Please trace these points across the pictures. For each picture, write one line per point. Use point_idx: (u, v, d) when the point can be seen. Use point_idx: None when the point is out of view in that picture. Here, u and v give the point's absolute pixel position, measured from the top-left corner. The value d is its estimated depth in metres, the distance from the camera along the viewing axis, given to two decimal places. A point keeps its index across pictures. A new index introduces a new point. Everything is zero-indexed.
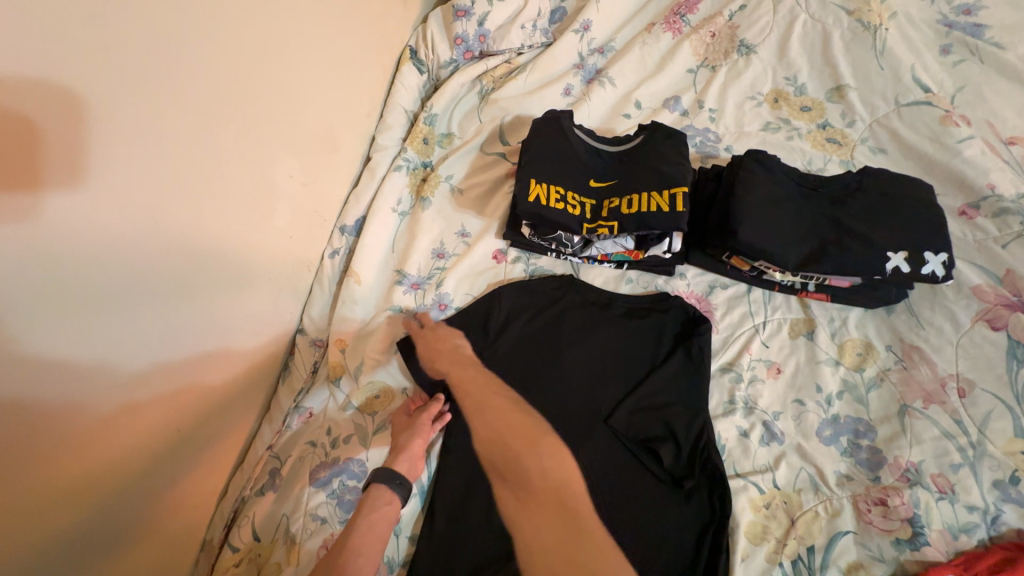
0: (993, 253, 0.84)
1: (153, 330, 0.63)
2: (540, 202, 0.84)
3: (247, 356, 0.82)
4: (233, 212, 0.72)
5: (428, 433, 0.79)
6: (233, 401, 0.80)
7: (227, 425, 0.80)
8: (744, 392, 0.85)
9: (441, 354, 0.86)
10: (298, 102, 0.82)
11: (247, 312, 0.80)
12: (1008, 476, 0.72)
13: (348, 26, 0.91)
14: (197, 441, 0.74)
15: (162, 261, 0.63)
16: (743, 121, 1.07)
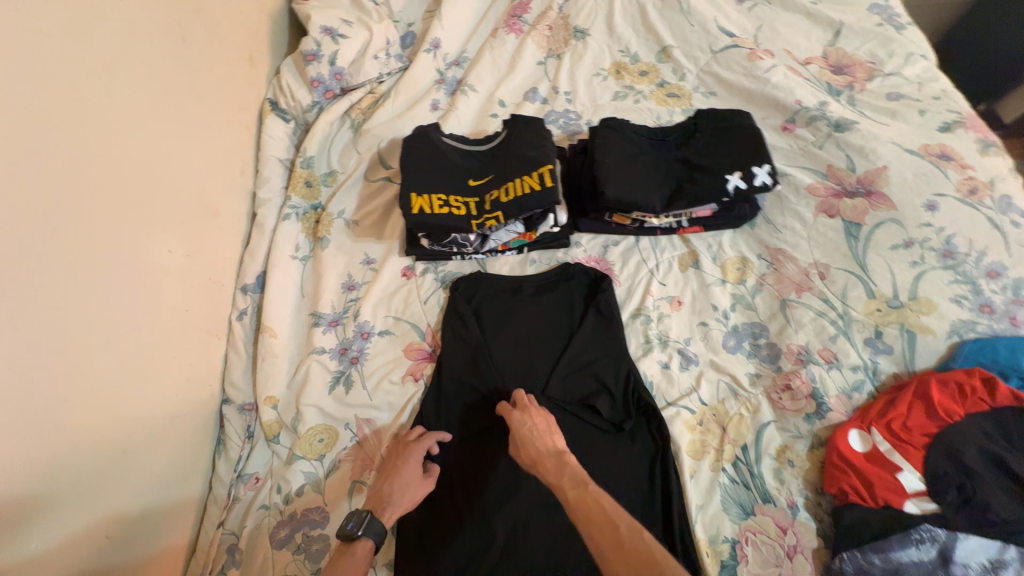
0: (816, 154, 0.98)
1: (49, 441, 0.61)
2: (426, 212, 0.89)
3: (172, 442, 0.79)
4: (113, 302, 0.71)
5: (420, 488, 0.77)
6: (167, 492, 0.77)
7: (164, 518, 0.77)
8: (656, 330, 0.93)
9: (544, 455, 0.73)
10: (162, 177, 0.82)
11: (161, 396, 0.77)
12: (872, 333, 0.85)
13: (196, 90, 0.91)
14: (129, 544, 0.71)
15: (36, 370, 0.60)
16: (595, 95, 1.17)
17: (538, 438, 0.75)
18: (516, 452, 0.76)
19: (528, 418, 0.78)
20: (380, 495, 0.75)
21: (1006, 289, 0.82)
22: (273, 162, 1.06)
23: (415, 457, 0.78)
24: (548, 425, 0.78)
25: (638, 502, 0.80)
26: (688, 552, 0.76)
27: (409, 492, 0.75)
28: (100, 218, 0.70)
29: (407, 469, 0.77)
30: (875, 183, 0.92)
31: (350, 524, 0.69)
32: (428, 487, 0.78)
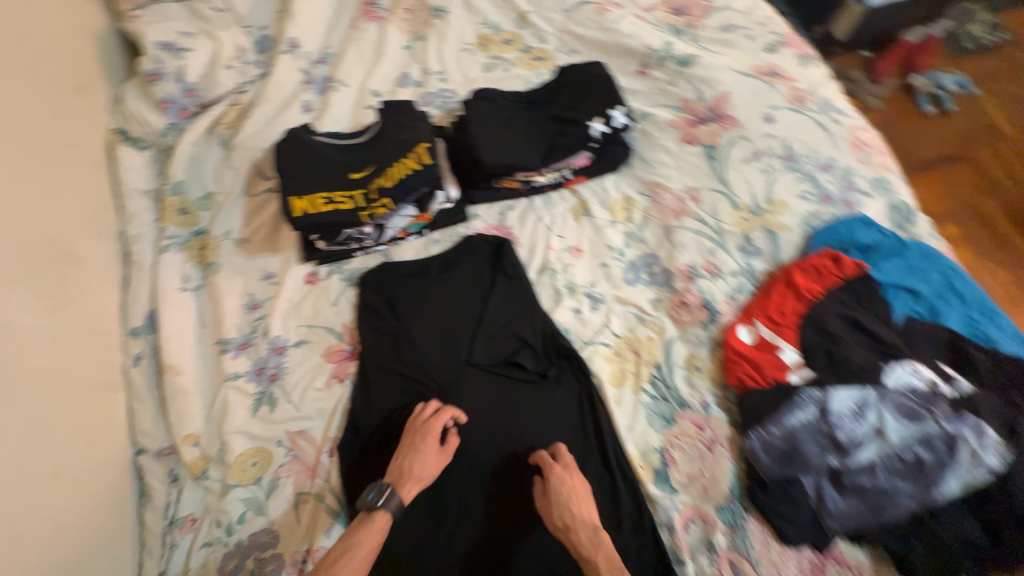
0: (670, 91, 1.07)
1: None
2: (309, 213, 0.87)
3: (83, 507, 0.73)
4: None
5: (438, 459, 0.80)
6: (92, 558, 0.72)
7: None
8: (563, 280, 0.98)
9: (580, 524, 0.75)
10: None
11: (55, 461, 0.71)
12: (743, 239, 0.96)
13: (21, 131, 0.83)
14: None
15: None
16: (466, 70, 1.19)
17: (573, 502, 0.76)
18: (548, 508, 0.77)
19: (567, 479, 0.78)
20: (400, 469, 0.78)
21: (838, 179, 0.96)
22: (137, 196, 0.99)
23: (433, 435, 0.80)
24: (585, 490, 0.78)
25: (573, 438, 0.86)
26: (624, 471, 0.83)
27: (427, 467, 0.79)
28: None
29: (423, 446, 0.79)
30: (722, 108, 1.02)
31: (372, 495, 0.75)
32: (446, 461, 0.81)
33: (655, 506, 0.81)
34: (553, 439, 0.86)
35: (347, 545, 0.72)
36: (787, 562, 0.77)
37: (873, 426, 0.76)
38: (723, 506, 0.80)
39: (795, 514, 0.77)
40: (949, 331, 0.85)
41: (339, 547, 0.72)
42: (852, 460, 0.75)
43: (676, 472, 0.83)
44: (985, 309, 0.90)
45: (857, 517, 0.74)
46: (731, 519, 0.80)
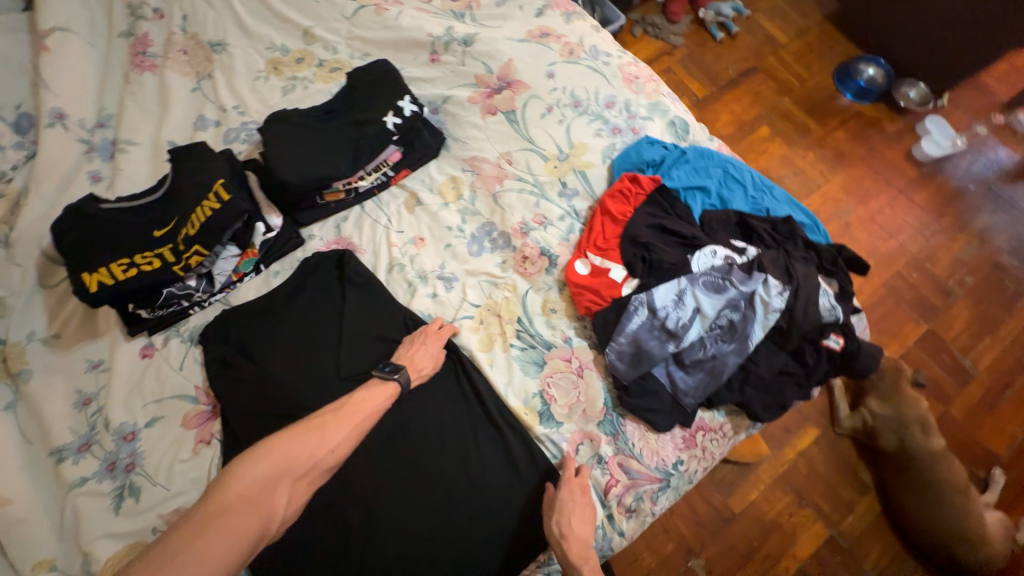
0: (463, 71, 1.13)
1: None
2: (109, 283, 0.82)
3: None
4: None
5: (439, 352, 0.91)
6: None
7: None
8: (413, 271, 1.00)
9: (576, 539, 0.77)
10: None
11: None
12: (559, 185, 1.05)
13: None
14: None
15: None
16: (264, 97, 1.16)
17: (574, 523, 0.78)
18: (549, 517, 0.79)
19: (573, 494, 0.80)
20: (408, 357, 0.89)
21: (621, 112, 1.09)
22: None
23: (442, 337, 0.92)
24: (590, 505, 0.82)
25: (459, 412, 0.90)
26: (510, 424, 0.88)
27: (431, 365, 0.90)
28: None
29: (433, 344, 0.91)
30: (509, 75, 1.10)
31: (388, 368, 0.85)
32: (441, 365, 0.91)
33: (545, 444, 0.88)
34: (438, 422, 0.89)
35: (364, 394, 0.81)
36: (664, 447, 0.88)
37: (693, 308, 0.88)
38: (603, 421, 0.89)
39: (658, 405, 0.87)
40: (736, 213, 1.00)
41: (360, 392, 0.81)
42: (685, 341, 0.87)
43: (557, 407, 0.90)
44: (760, 186, 1.07)
45: (704, 385, 0.86)
46: (612, 429, 0.88)
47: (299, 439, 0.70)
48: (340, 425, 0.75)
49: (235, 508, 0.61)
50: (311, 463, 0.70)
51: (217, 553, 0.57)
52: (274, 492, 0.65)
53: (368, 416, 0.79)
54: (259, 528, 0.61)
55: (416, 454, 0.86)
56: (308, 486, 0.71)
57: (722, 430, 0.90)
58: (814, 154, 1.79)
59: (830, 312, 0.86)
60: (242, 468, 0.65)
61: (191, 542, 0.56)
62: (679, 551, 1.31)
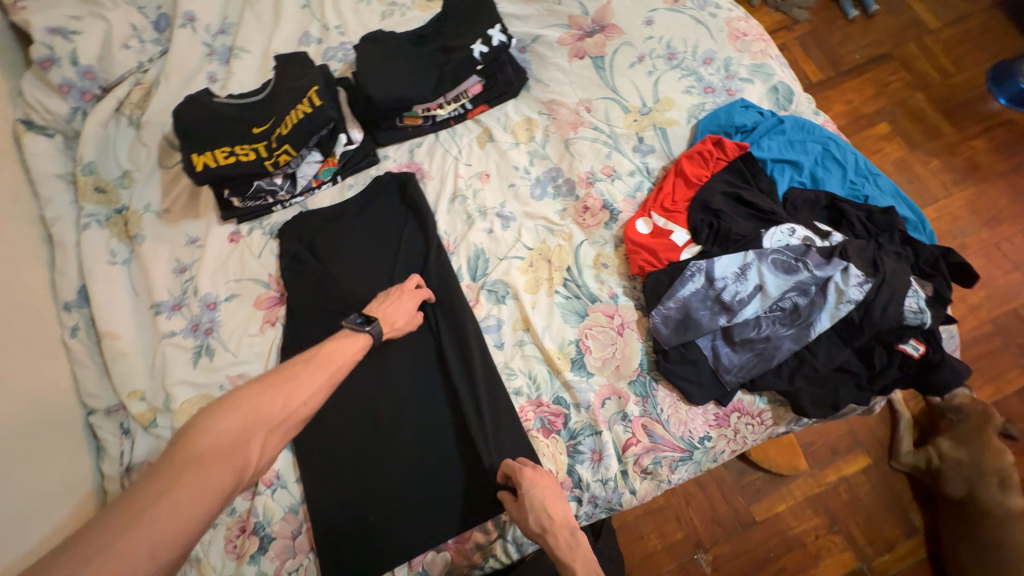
0: (558, 11, 1.10)
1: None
2: (211, 166, 0.92)
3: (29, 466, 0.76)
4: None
5: (409, 309, 0.89)
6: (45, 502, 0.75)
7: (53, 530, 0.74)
8: (474, 205, 1.02)
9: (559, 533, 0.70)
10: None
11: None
12: (636, 141, 1.01)
13: None
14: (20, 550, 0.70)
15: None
16: (364, 20, 1.20)
17: (549, 503, 0.73)
18: (523, 516, 0.73)
19: (538, 479, 0.75)
20: (380, 311, 0.86)
21: (720, 70, 1.01)
22: (51, 180, 1.01)
23: (414, 296, 0.90)
24: (558, 490, 0.76)
25: (453, 351, 0.90)
26: (500, 374, 0.89)
27: (406, 321, 0.88)
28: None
29: (408, 301, 0.89)
30: (605, 19, 1.06)
31: (361, 320, 0.82)
32: (416, 322, 0.90)
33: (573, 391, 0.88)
34: (454, 353, 0.90)
35: (329, 348, 0.75)
36: (694, 419, 0.85)
37: (755, 285, 0.83)
38: (634, 381, 0.88)
39: (696, 376, 0.84)
40: (827, 195, 0.90)
41: (324, 346, 0.75)
42: (739, 316, 0.83)
43: (591, 358, 0.90)
44: (864, 172, 0.96)
45: (749, 365, 0.82)
46: (642, 390, 0.87)
47: (267, 388, 0.64)
48: (310, 377, 0.69)
49: (207, 459, 0.54)
50: (282, 416, 0.64)
51: (194, 505, 0.51)
52: (246, 445, 0.58)
53: (339, 369, 0.73)
54: (234, 480, 0.55)
55: (429, 376, 0.90)
56: (280, 441, 0.64)
57: (760, 417, 0.86)
58: (941, 161, 1.55)
59: (915, 315, 0.77)
60: (209, 420, 0.57)
61: (165, 492, 0.50)
62: (687, 541, 1.28)
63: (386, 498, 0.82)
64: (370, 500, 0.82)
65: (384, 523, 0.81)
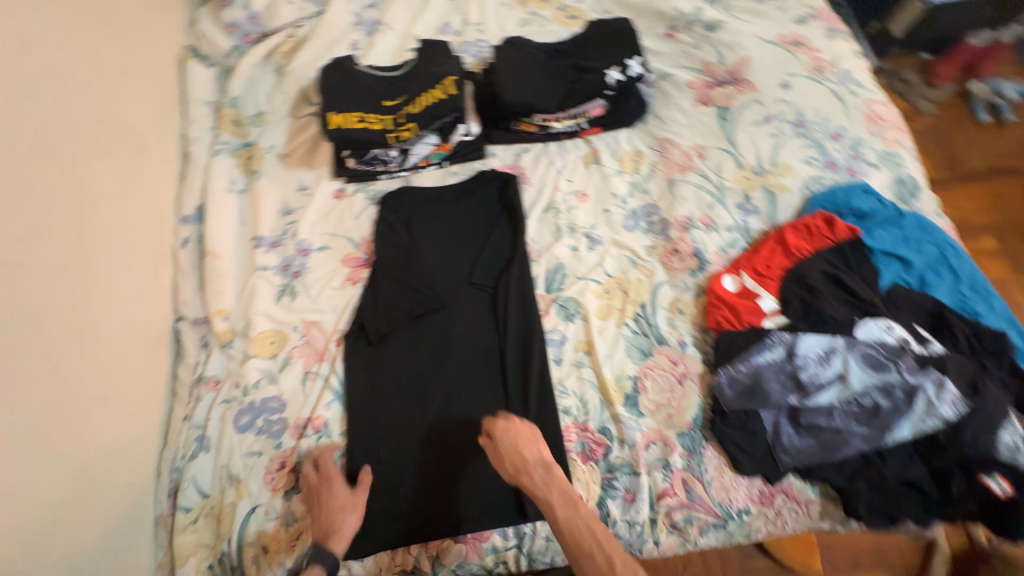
0: (693, 54, 1.11)
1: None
2: (342, 126, 1.00)
3: (114, 354, 0.85)
4: (43, 206, 0.77)
5: (344, 494, 0.79)
6: (116, 390, 0.84)
7: (116, 418, 0.83)
8: (565, 220, 1.04)
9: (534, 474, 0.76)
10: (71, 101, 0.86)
11: (102, 300, 0.85)
12: (742, 198, 1.00)
13: (122, 46, 1.02)
14: (93, 421, 0.79)
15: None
16: (503, 24, 1.26)
17: (523, 447, 0.78)
18: (501, 462, 0.78)
19: (512, 427, 0.80)
20: (322, 523, 0.77)
21: (846, 148, 0.98)
22: (200, 104, 1.13)
23: (336, 481, 0.81)
24: (530, 433, 0.80)
25: (514, 355, 0.92)
26: (551, 389, 0.90)
27: (353, 509, 0.78)
28: (12, 116, 0.74)
29: (337, 491, 0.79)
30: (740, 72, 1.06)
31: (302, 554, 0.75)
32: (365, 492, 0.80)
33: (620, 425, 0.87)
34: (516, 357, 0.92)
35: None
36: (737, 488, 0.83)
37: (836, 372, 0.80)
38: (684, 433, 0.86)
39: (750, 447, 0.82)
40: (934, 301, 0.86)
41: None
42: (812, 400, 0.80)
43: (645, 398, 0.89)
44: (979, 288, 0.90)
45: (810, 453, 0.79)
46: (690, 444, 0.85)
47: None
48: None
49: None
50: None
51: None
52: None
53: None
54: None
55: (486, 374, 0.91)
56: None
57: (807, 508, 0.82)
58: None
59: (1010, 451, 0.72)
60: None
61: None
62: None
63: (417, 474, 0.84)
64: (403, 473, 0.85)
65: (411, 496, 0.83)
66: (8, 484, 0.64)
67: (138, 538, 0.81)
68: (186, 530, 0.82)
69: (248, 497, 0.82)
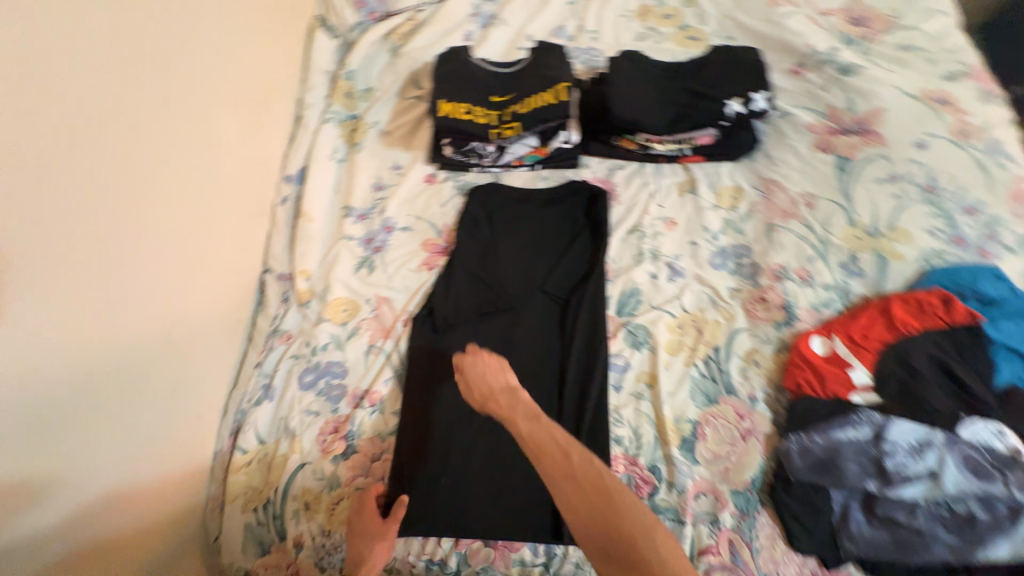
0: (819, 96, 1.05)
1: (116, 238, 0.74)
2: (451, 115, 1.04)
3: (209, 294, 0.91)
4: (175, 152, 0.85)
5: (375, 527, 0.77)
6: (206, 326, 0.90)
7: (201, 350, 0.89)
8: (649, 245, 1.01)
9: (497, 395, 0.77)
10: (214, 60, 0.95)
11: (208, 243, 0.92)
12: (847, 257, 0.93)
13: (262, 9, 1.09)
14: (185, 353, 0.86)
15: (110, 176, 0.73)
16: (618, 35, 1.24)
17: (490, 375, 0.80)
18: (470, 391, 0.80)
19: (481, 359, 0.82)
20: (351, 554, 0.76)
21: (981, 226, 0.89)
22: (319, 72, 1.19)
23: (371, 512, 0.79)
24: (499, 364, 0.82)
25: (575, 371, 0.90)
26: (607, 415, 0.87)
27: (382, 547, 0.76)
28: (162, 68, 0.83)
29: (371, 523, 0.78)
30: (871, 122, 0.99)
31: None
32: (394, 529, 0.77)
33: (673, 467, 0.84)
34: (576, 374, 0.90)
35: None
36: (788, 563, 0.75)
37: (929, 468, 0.72)
38: (739, 492, 0.81)
39: (812, 523, 0.76)
40: None
41: None
42: (894, 491, 0.73)
43: (703, 446, 0.85)
44: None
45: (880, 545, 0.72)
46: (744, 505, 0.80)
47: None
48: None
49: None
50: None
51: None
52: None
53: None
54: None
55: (543, 386, 0.90)
56: None
57: None
58: None
59: None
60: None
61: None
62: None
63: (461, 468, 0.85)
64: (446, 466, 0.85)
65: (450, 489, 0.84)
66: (105, 395, 0.71)
67: (199, 469, 0.87)
68: (240, 470, 0.86)
69: (299, 453, 0.86)
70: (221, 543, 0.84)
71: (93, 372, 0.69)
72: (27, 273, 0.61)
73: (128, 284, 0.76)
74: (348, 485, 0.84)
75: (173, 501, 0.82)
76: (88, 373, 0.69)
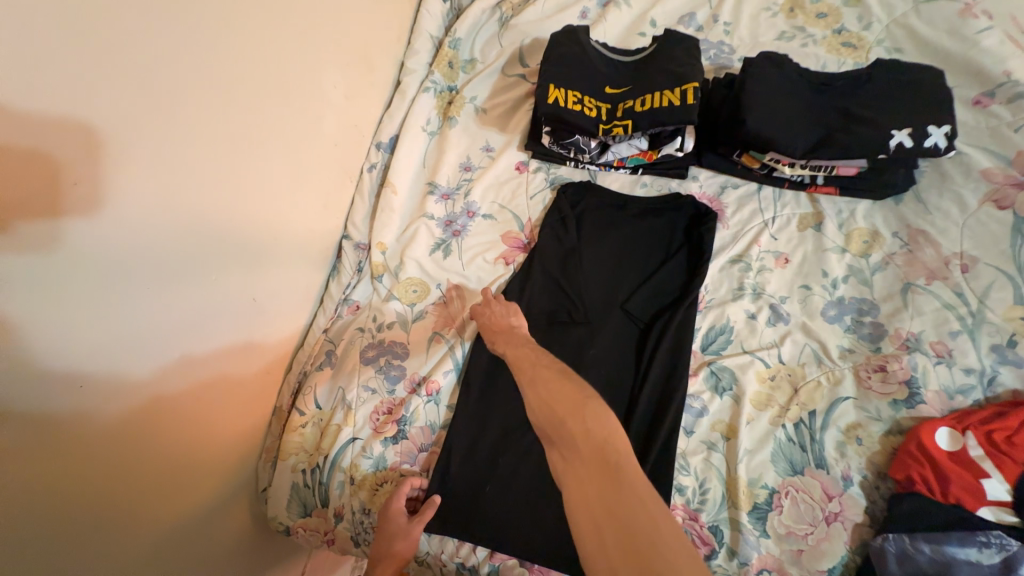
0: (1005, 137, 0.85)
1: (224, 195, 0.72)
2: (558, 103, 0.94)
3: (294, 256, 0.90)
4: (286, 111, 0.82)
5: (400, 521, 0.76)
6: (286, 288, 0.89)
7: (280, 311, 0.89)
8: (753, 280, 0.90)
9: (498, 332, 0.78)
10: (331, 14, 0.90)
11: (300, 205, 0.90)
12: (1004, 340, 0.77)
13: None
14: (266, 314, 0.85)
15: (225, 132, 0.70)
16: (758, 32, 1.09)
17: (495, 317, 0.81)
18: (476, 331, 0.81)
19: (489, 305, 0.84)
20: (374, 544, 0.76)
21: None
22: (426, 37, 1.13)
23: (399, 508, 0.77)
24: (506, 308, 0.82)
25: (646, 404, 0.82)
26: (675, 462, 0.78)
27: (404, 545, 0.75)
28: (285, 20, 0.79)
29: (398, 518, 0.76)
30: None
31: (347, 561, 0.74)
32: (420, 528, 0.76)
33: (738, 535, 0.73)
34: (647, 409, 0.82)
35: None
36: None
37: None
38: None
39: None
40: None
41: None
42: None
43: (777, 519, 0.74)
44: None
45: None
46: None
47: None
48: None
49: None
50: None
51: None
52: None
53: None
54: None
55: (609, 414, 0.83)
56: None
57: None
58: None
59: None
60: None
61: None
62: None
63: (508, 480, 0.81)
64: (495, 475, 0.82)
65: (495, 500, 0.80)
66: (198, 353, 0.71)
67: (258, 425, 0.88)
68: (296, 431, 0.87)
69: (351, 427, 0.85)
70: (269, 495, 0.86)
71: (190, 330, 0.69)
72: (146, 230, 0.60)
73: (229, 242, 0.74)
74: (393, 469, 0.83)
75: (237, 455, 0.83)
76: (189, 330, 0.69)
